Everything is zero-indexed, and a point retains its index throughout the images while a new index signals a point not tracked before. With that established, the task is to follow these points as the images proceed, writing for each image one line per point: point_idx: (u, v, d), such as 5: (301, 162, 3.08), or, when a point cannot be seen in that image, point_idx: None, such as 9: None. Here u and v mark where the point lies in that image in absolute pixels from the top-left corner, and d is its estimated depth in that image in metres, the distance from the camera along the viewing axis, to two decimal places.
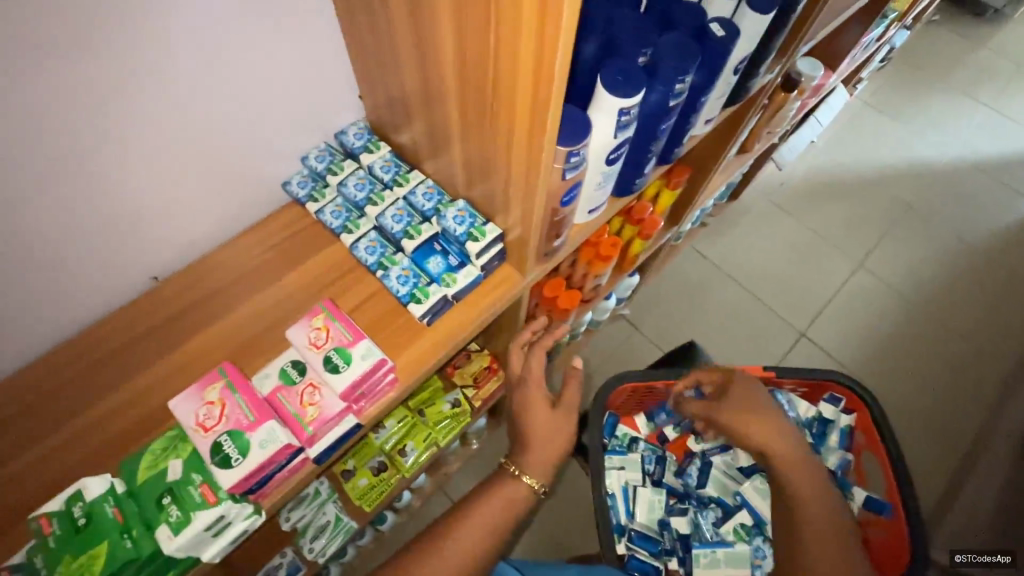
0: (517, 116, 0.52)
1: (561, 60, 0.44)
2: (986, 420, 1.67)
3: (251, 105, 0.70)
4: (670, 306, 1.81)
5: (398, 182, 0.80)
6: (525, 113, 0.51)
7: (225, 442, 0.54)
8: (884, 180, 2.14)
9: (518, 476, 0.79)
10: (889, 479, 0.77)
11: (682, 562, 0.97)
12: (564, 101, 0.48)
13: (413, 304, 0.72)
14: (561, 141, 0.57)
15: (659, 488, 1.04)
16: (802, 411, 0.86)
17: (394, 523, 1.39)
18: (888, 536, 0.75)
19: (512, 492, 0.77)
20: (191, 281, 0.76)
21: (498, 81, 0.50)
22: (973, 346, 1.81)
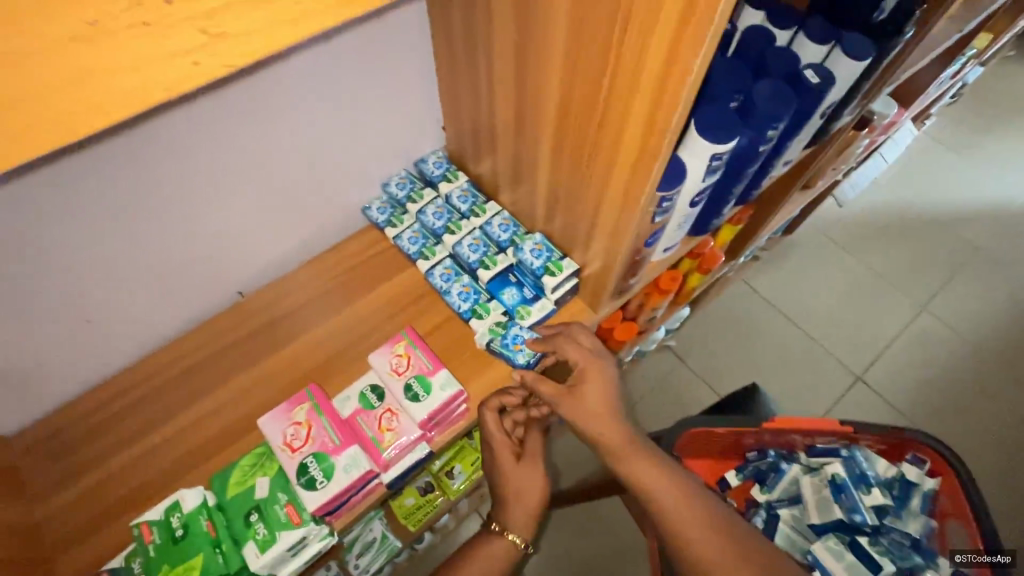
0: (621, 156, 0.53)
1: (678, 111, 0.44)
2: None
3: (347, 134, 0.73)
4: (719, 340, 1.76)
5: (475, 212, 0.82)
6: (632, 155, 0.51)
7: (311, 463, 0.56)
8: (952, 220, 2.04)
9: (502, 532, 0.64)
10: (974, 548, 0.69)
11: None
12: (672, 150, 0.49)
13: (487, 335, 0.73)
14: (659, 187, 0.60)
15: None
16: (881, 470, 0.82)
17: (430, 543, 1.38)
18: None
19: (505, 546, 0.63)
20: (274, 297, 0.79)
21: (606, 122, 0.51)
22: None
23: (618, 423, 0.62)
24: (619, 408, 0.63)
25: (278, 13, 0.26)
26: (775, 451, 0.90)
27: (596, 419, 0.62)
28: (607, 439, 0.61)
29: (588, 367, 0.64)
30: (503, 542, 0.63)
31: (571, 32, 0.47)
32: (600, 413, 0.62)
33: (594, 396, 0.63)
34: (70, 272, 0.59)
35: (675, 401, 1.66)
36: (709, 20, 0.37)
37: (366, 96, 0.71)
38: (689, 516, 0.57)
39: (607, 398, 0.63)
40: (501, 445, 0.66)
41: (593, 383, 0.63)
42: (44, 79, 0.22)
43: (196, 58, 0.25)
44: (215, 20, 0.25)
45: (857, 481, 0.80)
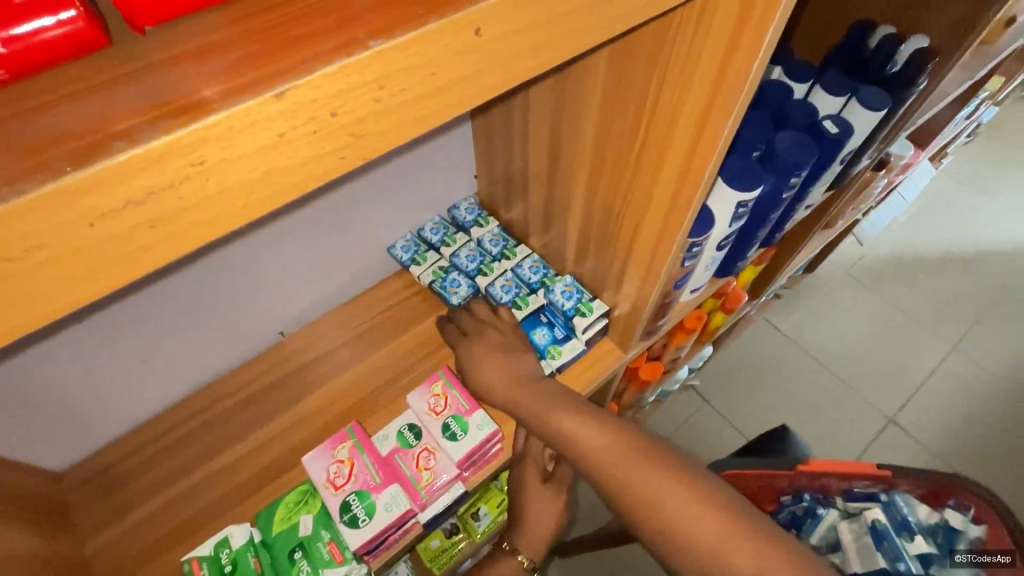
0: (652, 208, 0.56)
1: (709, 172, 0.48)
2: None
3: (387, 185, 0.78)
4: (744, 382, 1.74)
5: (506, 255, 0.85)
6: (664, 208, 0.55)
7: (353, 501, 0.58)
8: (976, 258, 2.02)
9: (509, 550, 0.68)
10: None
11: None
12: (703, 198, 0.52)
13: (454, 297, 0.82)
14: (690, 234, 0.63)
15: None
16: (923, 515, 0.78)
17: None
18: None
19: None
20: (315, 336, 0.82)
21: (641, 170, 0.55)
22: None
23: (514, 381, 0.63)
24: (521, 371, 0.64)
25: (407, 116, 0.25)
26: (810, 495, 0.87)
27: (501, 383, 0.64)
28: (515, 396, 0.61)
29: (482, 332, 0.71)
30: (511, 561, 0.68)
31: (609, 88, 0.52)
32: (497, 374, 0.65)
33: (491, 365, 0.66)
34: (138, 319, 0.62)
35: (704, 445, 1.63)
36: (742, 83, 0.41)
37: (413, 150, 0.76)
38: (667, 491, 0.46)
39: (506, 364, 0.66)
40: (531, 462, 0.69)
41: (485, 355, 0.67)
42: (241, 179, 0.22)
43: (343, 153, 0.24)
44: (364, 123, 0.24)
45: (898, 528, 0.77)
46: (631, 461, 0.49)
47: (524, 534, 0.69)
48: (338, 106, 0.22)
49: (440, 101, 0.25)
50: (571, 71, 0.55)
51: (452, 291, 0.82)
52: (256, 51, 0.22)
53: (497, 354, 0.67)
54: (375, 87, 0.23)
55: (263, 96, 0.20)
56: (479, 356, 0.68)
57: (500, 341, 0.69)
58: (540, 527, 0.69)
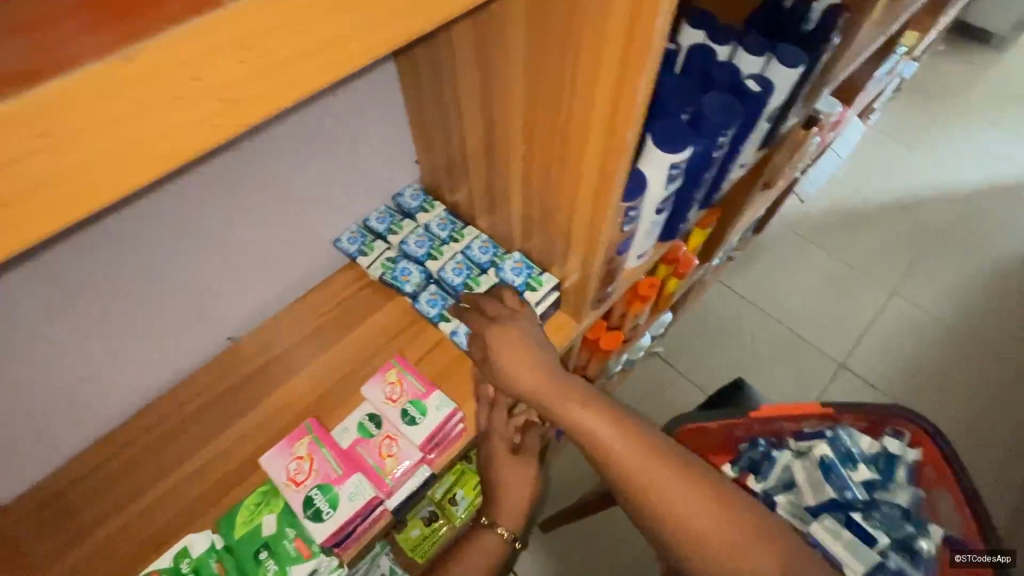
0: (585, 177, 0.57)
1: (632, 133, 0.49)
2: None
3: (323, 175, 0.76)
4: (703, 342, 1.82)
5: (455, 238, 0.85)
6: (596, 173, 0.56)
7: (316, 495, 0.57)
8: (907, 206, 2.15)
9: (489, 525, 0.67)
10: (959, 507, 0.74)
11: None
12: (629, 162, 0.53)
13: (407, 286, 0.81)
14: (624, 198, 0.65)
15: None
16: (865, 446, 0.85)
17: None
18: None
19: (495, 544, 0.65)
20: (266, 339, 0.80)
21: (569, 141, 0.55)
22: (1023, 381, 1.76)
23: (542, 374, 0.62)
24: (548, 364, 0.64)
25: (281, 82, 0.25)
26: (765, 440, 0.91)
27: (525, 376, 0.63)
28: (539, 391, 0.62)
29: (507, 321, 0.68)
30: (492, 536, 0.66)
31: (528, 58, 0.51)
32: (525, 366, 0.64)
33: (519, 356, 0.64)
34: (64, 335, 0.59)
35: (669, 406, 1.69)
36: (648, 46, 0.42)
37: (343, 133, 0.74)
38: (678, 494, 0.54)
39: (533, 355, 0.64)
40: (499, 437, 0.71)
41: (513, 345, 0.65)
42: (106, 150, 0.22)
43: (216, 122, 0.24)
44: (232, 89, 0.24)
45: (844, 459, 0.83)
46: (652, 468, 0.55)
47: (503, 507, 0.68)
48: (199, 71, 0.22)
49: (314, 63, 0.26)
50: (490, 40, 0.54)
51: (404, 279, 0.82)
52: (109, 16, 0.22)
53: (525, 344, 0.65)
54: (238, 55, 0.23)
55: (113, 59, 0.20)
56: (506, 344, 0.65)
57: (528, 331, 0.67)
58: (515, 499, 0.70)
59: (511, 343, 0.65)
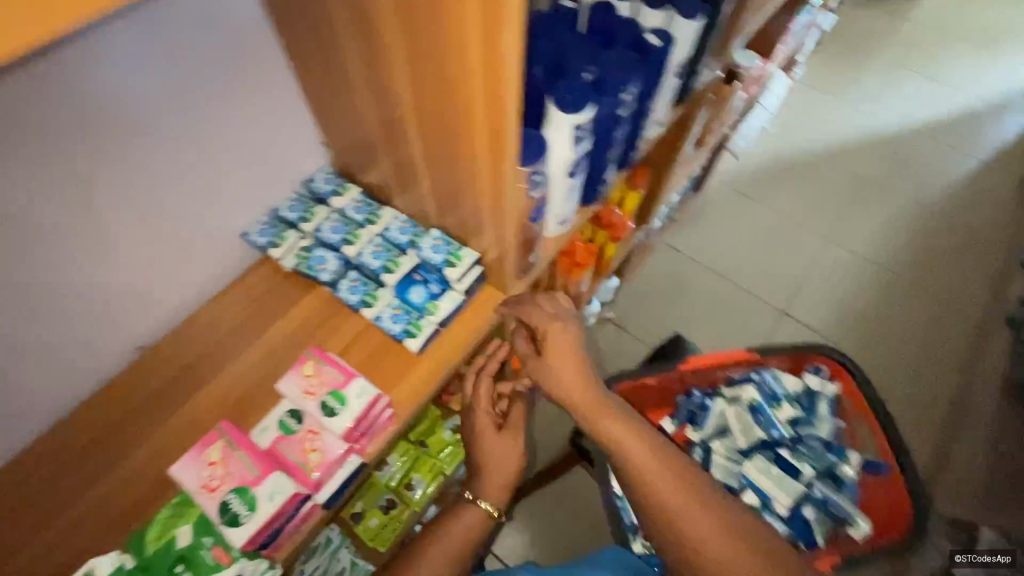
0: (477, 142, 0.56)
1: (512, 92, 0.48)
2: (960, 386, 1.74)
3: (216, 168, 0.72)
4: (651, 303, 1.88)
5: (371, 220, 0.81)
6: (486, 136, 0.54)
7: (232, 500, 0.54)
8: (835, 155, 2.24)
9: (473, 500, 0.74)
10: (880, 441, 0.81)
11: None
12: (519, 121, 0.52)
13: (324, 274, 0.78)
14: (523, 163, 0.62)
15: None
16: (789, 386, 0.90)
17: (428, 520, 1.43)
18: (888, 494, 0.79)
19: (469, 521, 0.71)
20: (181, 343, 0.77)
21: (455, 105, 0.53)
22: (942, 312, 1.89)
23: (585, 382, 0.67)
24: (591, 375, 0.68)
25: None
26: (700, 391, 0.94)
27: (568, 380, 0.67)
28: (582, 398, 0.66)
29: (551, 326, 0.70)
30: (475, 509, 0.73)
31: (399, 19, 0.49)
32: (569, 372, 0.67)
33: (565, 362, 0.68)
34: None
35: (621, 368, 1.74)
36: None
37: (234, 118, 0.70)
38: (695, 516, 0.58)
39: (579, 364, 0.68)
40: (485, 418, 0.78)
41: (563, 350, 0.68)
42: None
43: None
44: None
45: (770, 400, 0.89)
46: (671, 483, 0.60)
47: (486, 483, 0.75)
48: None
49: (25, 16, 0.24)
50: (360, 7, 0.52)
51: (320, 268, 0.79)
52: None
53: (575, 351, 0.69)
54: None
55: None
56: (554, 345, 0.69)
57: (576, 336, 0.70)
58: (498, 476, 0.76)
59: (563, 348, 0.68)
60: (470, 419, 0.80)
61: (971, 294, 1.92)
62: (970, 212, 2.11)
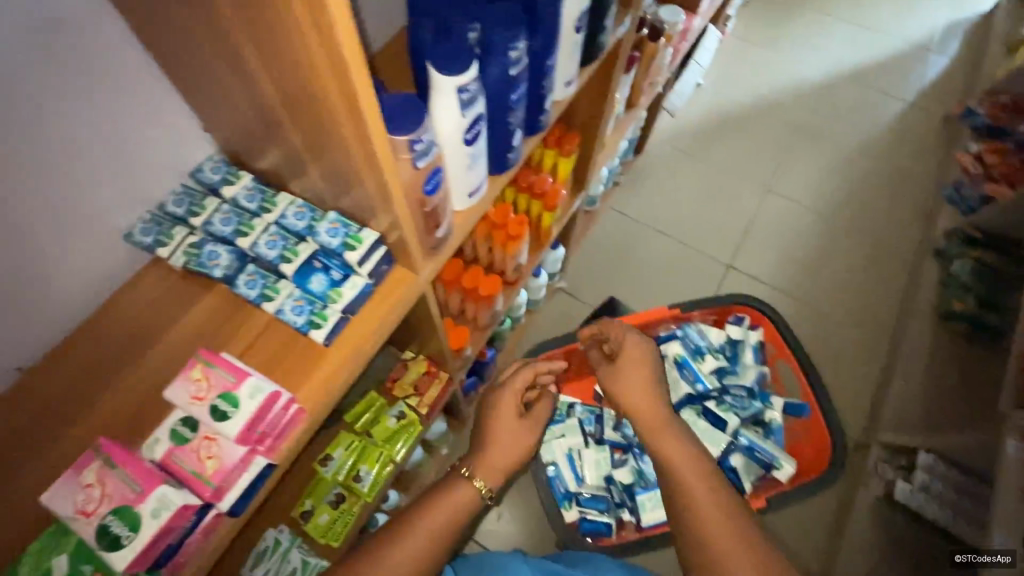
0: (334, 102, 0.52)
1: (340, 29, 0.44)
2: (897, 322, 1.82)
3: (76, 164, 0.64)
4: (602, 270, 1.88)
5: (266, 208, 0.76)
6: (342, 93, 0.51)
7: (111, 523, 0.51)
8: (771, 106, 2.26)
9: (468, 477, 0.82)
10: (802, 383, 1.24)
11: (632, 509, 1.33)
12: (367, 68, 0.49)
13: (218, 270, 0.73)
14: (398, 132, 0.58)
15: (600, 449, 1.41)
16: (714, 338, 1.29)
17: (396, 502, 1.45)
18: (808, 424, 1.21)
19: (460, 494, 0.78)
20: (67, 359, 0.70)
21: (302, 61, 0.50)
22: (876, 254, 1.96)
23: (653, 392, 0.94)
24: (655, 390, 0.95)
25: None
26: None
27: (634, 387, 0.95)
28: (647, 403, 0.91)
29: (628, 342, 1.04)
30: (469, 486, 0.81)
31: None
32: (638, 377, 0.97)
33: (634, 368, 0.98)
34: None
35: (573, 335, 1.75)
36: None
37: (88, 107, 0.62)
38: (704, 505, 0.74)
39: (646, 373, 0.97)
40: (509, 397, 0.97)
41: (637, 359, 0.99)
42: None
43: None
44: None
45: (695, 353, 1.26)
46: (695, 476, 0.78)
47: (483, 466, 0.85)
48: None
49: None
50: None
51: (213, 265, 0.73)
52: None
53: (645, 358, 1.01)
54: None
55: None
56: (630, 357, 1.00)
57: (644, 348, 1.02)
58: (495, 459, 0.87)
59: (641, 358, 0.99)
60: (491, 398, 0.97)
61: (903, 234, 2.00)
62: (900, 152, 2.17)
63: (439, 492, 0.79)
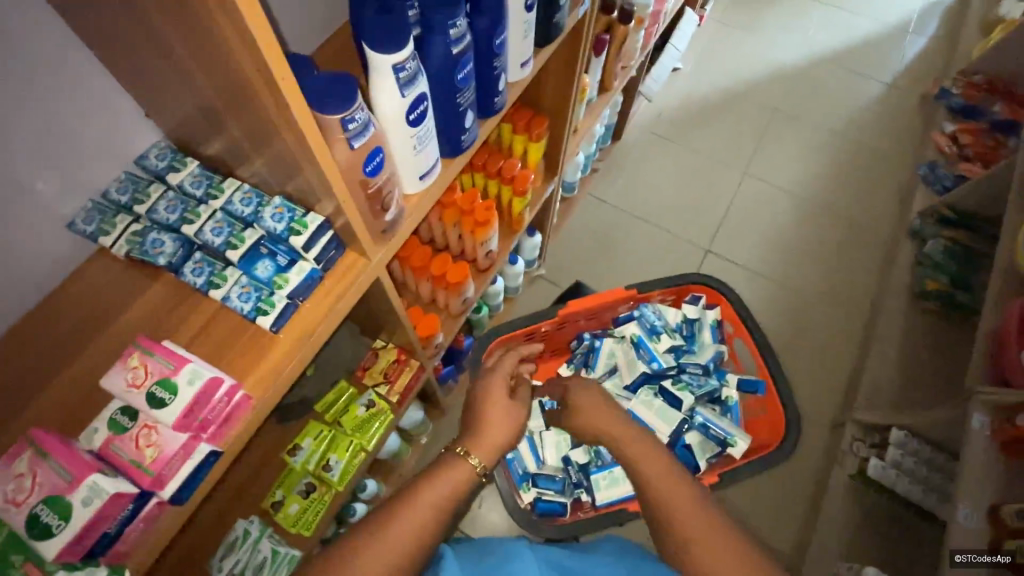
0: (254, 81, 0.51)
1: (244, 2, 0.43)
2: (873, 302, 1.83)
3: (10, 159, 0.62)
4: (580, 257, 1.88)
5: (212, 194, 0.74)
6: (260, 73, 0.50)
7: (41, 511, 0.51)
8: (749, 90, 2.26)
9: (464, 455, 0.81)
10: (762, 363, 1.27)
11: (587, 489, 1.34)
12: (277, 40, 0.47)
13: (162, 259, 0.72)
14: (328, 111, 0.57)
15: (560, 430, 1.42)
16: (672, 318, 1.35)
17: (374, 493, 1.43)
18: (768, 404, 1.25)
19: (457, 471, 0.78)
20: (9, 352, 0.69)
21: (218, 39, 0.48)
22: (853, 236, 1.97)
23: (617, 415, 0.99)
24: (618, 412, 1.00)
25: None
26: (591, 334, 1.38)
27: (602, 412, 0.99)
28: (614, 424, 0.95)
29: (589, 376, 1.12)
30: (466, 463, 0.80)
31: None
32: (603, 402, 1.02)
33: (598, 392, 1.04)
34: None
35: None
36: None
37: (16, 97, 0.60)
38: (685, 510, 0.76)
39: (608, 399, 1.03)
40: (499, 383, 0.98)
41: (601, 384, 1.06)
42: None
43: None
44: None
45: (652, 333, 1.32)
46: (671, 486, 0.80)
47: (478, 447, 0.84)
48: None
49: None
50: None
51: (157, 253, 0.72)
52: None
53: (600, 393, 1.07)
54: None
55: None
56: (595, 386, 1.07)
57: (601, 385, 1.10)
58: (489, 439, 0.87)
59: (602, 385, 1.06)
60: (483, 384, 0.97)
61: (880, 216, 2.00)
62: (877, 134, 2.18)
63: (434, 469, 0.78)
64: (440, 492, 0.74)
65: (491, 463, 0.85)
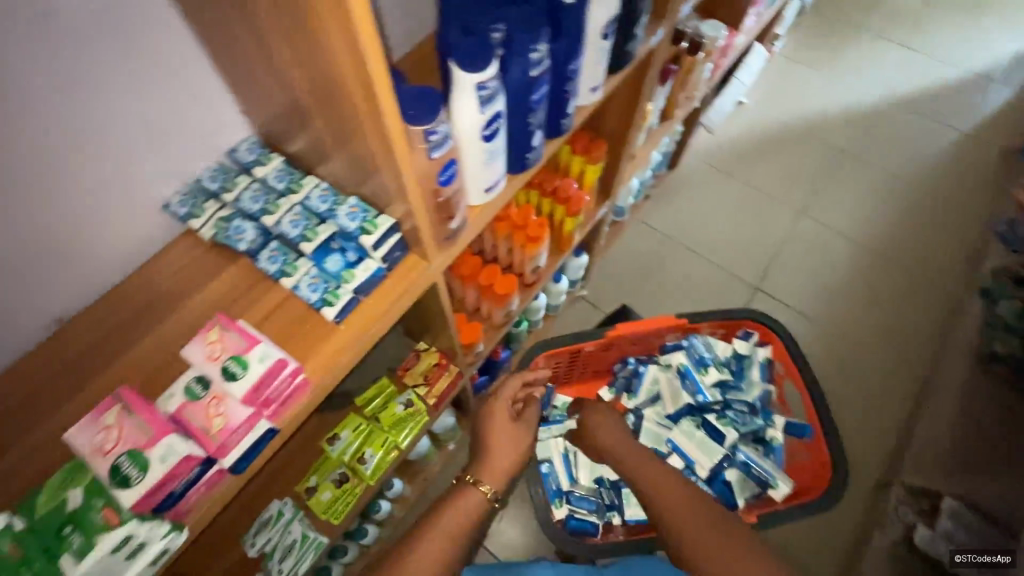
0: (353, 91, 0.56)
1: (358, 25, 0.48)
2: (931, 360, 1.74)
3: (124, 143, 0.70)
4: (624, 281, 1.87)
5: (293, 189, 0.80)
6: (357, 85, 0.54)
7: (123, 462, 0.55)
8: (814, 128, 2.20)
9: (474, 483, 0.84)
10: (808, 406, 1.23)
11: (618, 510, 1.35)
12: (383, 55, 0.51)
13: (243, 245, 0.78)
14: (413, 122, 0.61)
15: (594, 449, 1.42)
16: (720, 351, 1.33)
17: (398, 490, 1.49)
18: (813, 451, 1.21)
19: (470, 501, 0.81)
20: (100, 315, 0.76)
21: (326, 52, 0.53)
22: (915, 287, 1.88)
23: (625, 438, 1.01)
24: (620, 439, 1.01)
25: None
26: (635, 359, 1.38)
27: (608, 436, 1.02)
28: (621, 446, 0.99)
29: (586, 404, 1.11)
30: (477, 492, 0.83)
31: None
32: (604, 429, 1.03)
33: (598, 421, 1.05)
34: None
35: None
36: None
37: (138, 90, 0.67)
38: (693, 514, 0.80)
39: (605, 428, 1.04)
40: (501, 407, 0.97)
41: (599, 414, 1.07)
42: None
43: None
44: None
45: (699, 364, 1.32)
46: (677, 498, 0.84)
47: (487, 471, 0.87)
48: None
49: None
50: None
51: (239, 239, 0.78)
52: None
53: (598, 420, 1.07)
54: None
55: None
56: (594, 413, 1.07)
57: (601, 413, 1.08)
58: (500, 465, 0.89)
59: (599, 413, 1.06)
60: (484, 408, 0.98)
61: (946, 269, 1.91)
62: (949, 184, 2.08)
63: (447, 500, 0.81)
64: (453, 520, 0.78)
65: (500, 489, 0.88)
